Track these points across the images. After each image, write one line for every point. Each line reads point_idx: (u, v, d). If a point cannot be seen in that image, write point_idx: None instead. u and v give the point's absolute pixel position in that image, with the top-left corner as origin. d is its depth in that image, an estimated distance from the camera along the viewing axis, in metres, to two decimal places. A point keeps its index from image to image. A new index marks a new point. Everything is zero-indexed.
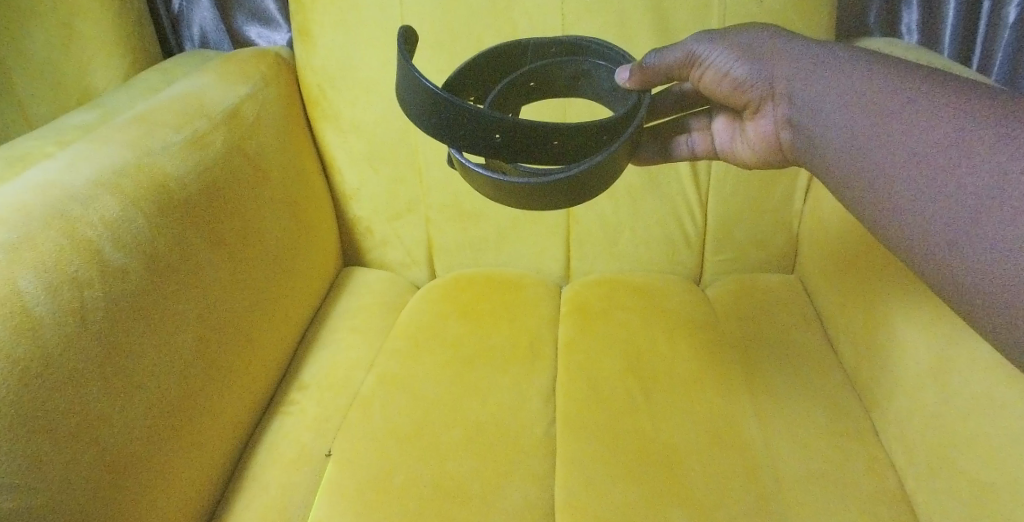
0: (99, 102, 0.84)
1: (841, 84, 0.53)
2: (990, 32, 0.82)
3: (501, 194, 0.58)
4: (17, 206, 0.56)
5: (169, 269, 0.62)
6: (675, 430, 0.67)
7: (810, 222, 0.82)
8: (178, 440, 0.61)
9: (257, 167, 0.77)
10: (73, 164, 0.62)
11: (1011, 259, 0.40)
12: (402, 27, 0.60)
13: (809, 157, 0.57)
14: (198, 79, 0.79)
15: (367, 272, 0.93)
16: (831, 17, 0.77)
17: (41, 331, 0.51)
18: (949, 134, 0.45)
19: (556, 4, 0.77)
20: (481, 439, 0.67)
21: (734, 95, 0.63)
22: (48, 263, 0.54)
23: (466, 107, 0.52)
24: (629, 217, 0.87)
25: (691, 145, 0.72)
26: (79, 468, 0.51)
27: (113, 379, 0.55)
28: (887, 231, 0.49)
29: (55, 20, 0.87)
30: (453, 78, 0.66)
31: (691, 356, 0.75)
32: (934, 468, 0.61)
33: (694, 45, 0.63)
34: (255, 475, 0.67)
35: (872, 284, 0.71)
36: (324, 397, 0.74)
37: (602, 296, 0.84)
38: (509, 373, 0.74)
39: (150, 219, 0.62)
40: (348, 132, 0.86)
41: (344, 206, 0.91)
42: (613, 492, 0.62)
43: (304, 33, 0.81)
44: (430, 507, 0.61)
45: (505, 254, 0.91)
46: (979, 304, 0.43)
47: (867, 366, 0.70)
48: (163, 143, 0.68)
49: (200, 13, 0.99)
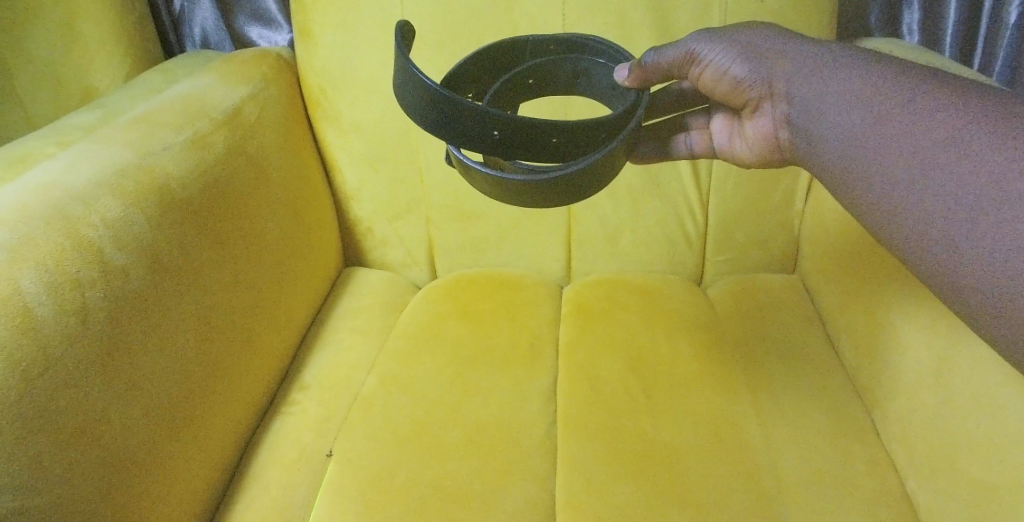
0: (100, 102, 0.84)
1: (840, 83, 0.53)
2: (991, 32, 0.82)
3: (499, 192, 0.58)
4: (18, 206, 0.56)
5: (169, 268, 0.63)
6: (675, 431, 0.67)
7: (811, 223, 0.82)
8: (179, 440, 0.61)
9: (258, 167, 0.77)
10: (73, 163, 0.62)
11: (1010, 259, 0.40)
12: (401, 24, 0.59)
13: (808, 156, 0.57)
14: (199, 79, 0.79)
15: (368, 272, 0.93)
16: (832, 17, 0.77)
17: (42, 331, 0.51)
18: (948, 134, 0.45)
19: (556, 4, 0.77)
20: (481, 439, 0.67)
21: (733, 94, 0.63)
22: (49, 263, 0.54)
23: (466, 105, 0.52)
24: (630, 217, 0.87)
25: (690, 144, 0.72)
26: (81, 468, 0.51)
27: (114, 379, 0.55)
28: (887, 230, 0.49)
29: (57, 21, 0.88)
30: (451, 75, 0.65)
31: (692, 356, 0.75)
32: (934, 469, 0.61)
33: (694, 43, 0.63)
34: (256, 475, 0.67)
35: (873, 284, 0.71)
36: (325, 397, 0.74)
37: (602, 296, 0.84)
38: (510, 373, 0.74)
39: (151, 218, 0.62)
40: (348, 133, 0.86)
41: (344, 207, 0.91)
42: (613, 493, 0.62)
43: (305, 33, 0.82)
44: (430, 506, 0.61)
45: (506, 254, 0.91)
46: (978, 304, 0.43)
47: (868, 366, 0.70)
48: (164, 144, 0.68)
49: (201, 13, 0.99)
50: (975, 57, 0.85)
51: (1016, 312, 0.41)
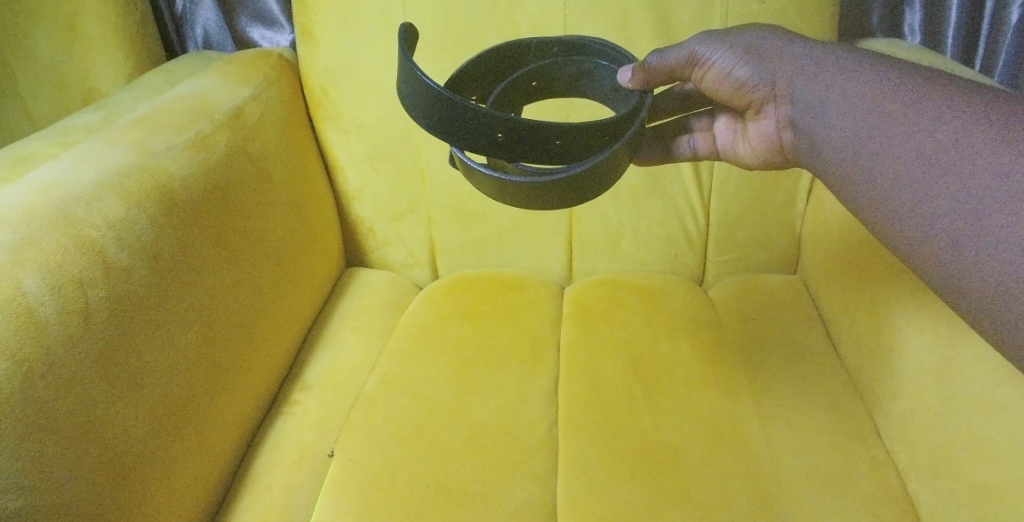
0: (103, 102, 0.84)
1: (843, 85, 0.53)
2: (993, 33, 0.82)
3: (502, 193, 0.58)
4: (21, 207, 0.57)
5: (172, 269, 0.63)
6: (676, 431, 0.67)
7: (813, 223, 0.82)
8: (182, 440, 0.61)
9: (261, 168, 0.77)
10: (76, 164, 0.63)
11: (1012, 260, 0.40)
12: (404, 26, 0.60)
13: (810, 157, 0.58)
14: (202, 80, 0.79)
15: (370, 272, 0.93)
16: (833, 18, 0.77)
17: (46, 332, 0.51)
18: (950, 135, 0.45)
19: (557, 5, 0.77)
20: (482, 439, 0.67)
21: (736, 95, 0.63)
22: (52, 263, 0.54)
23: (467, 106, 0.52)
24: (631, 218, 0.87)
25: (693, 146, 0.72)
26: (84, 467, 0.52)
27: (117, 379, 0.55)
28: (888, 231, 0.49)
29: (60, 21, 0.88)
30: (453, 79, 0.66)
31: (694, 356, 0.75)
32: (935, 469, 0.61)
33: (696, 45, 0.63)
34: (258, 475, 0.67)
35: (874, 284, 0.71)
36: (327, 398, 0.75)
37: (604, 296, 0.84)
38: (511, 373, 0.74)
39: (154, 219, 0.62)
40: (350, 133, 0.86)
41: (346, 207, 0.91)
42: (614, 493, 0.62)
43: (307, 34, 0.82)
44: (431, 506, 0.61)
45: (508, 254, 0.91)
46: (980, 305, 0.43)
47: (869, 366, 0.70)
48: (166, 145, 0.68)
49: (204, 14, 0.99)
50: (977, 57, 0.85)
51: (1018, 314, 0.41)
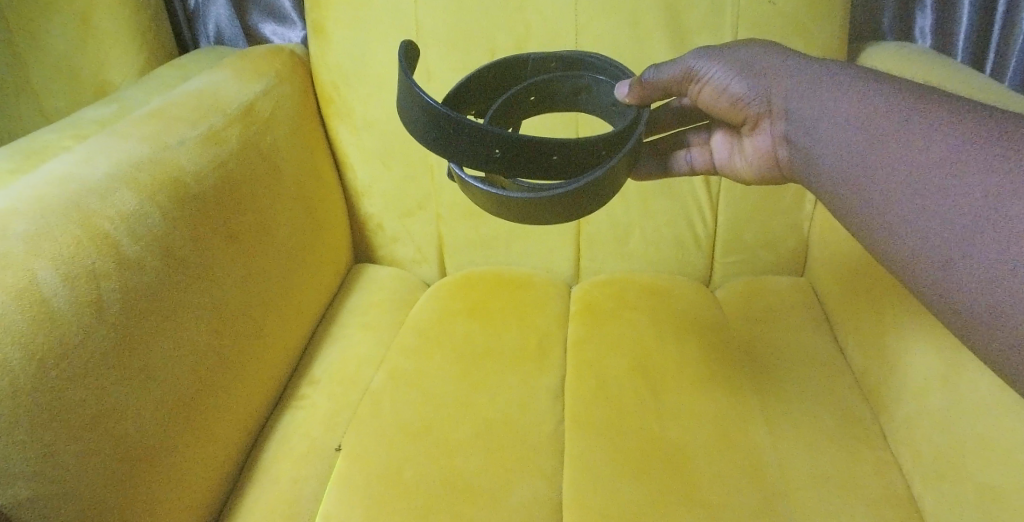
0: (114, 97, 0.84)
1: (837, 100, 0.53)
2: (1004, 36, 0.83)
3: (500, 207, 0.58)
4: (35, 198, 0.57)
5: (183, 266, 0.63)
6: (684, 430, 0.67)
7: (822, 226, 0.83)
8: (189, 433, 0.61)
9: (271, 163, 0.77)
10: (90, 157, 0.63)
11: (1007, 276, 0.41)
12: (403, 41, 0.61)
13: (806, 174, 0.58)
14: (214, 75, 0.80)
15: (379, 268, 0.94)
16: (843, 20, 0.77)
17: (60, 322, 0.52)
18: (941, 154, 0.45)
19: (569, 4, 0.77)
20: (490, 435, 0.68)
21: (733, 111, 0.63)
22: (65, 254, 0.54)
23: (467, 123, 0.52)
24: (639, 217, 0.87)
25: (691, 160, 0.72)
26: (94, 455, 0.52)
27: (127, 373, 0.56)
28: (884, 251, 0.49)
29: (76, 16, 0.89)
30: (452, 95, 0.66)
31: (699, 357, 0.75)
32: (941, 470, 0.61)
33: (693, 60, 0.63)
34: (265, 469, 0.68)
35: (883, 290, 0.71)
36: (335, 391, 0.75)
37: (613, 296, 0.84)
38: (519, 371, 0.75)
39: (165, 213, 0.63)
40: (361, 129, 0.86)
41: (356, 202, 0.92)
42: (620, 492, 0.62)
43: (320, 30, 0.82)
44: (437, 502, 0.62)
45: (516, 253, 0.91)
46: (976, 323, 0.43)
47: (877, 368, 0.71)
48: (180, 138, 0.68)
49: (217, 10, 1.00)
50: (988, 60, 0.85)
51: (1014, 330, 0.41)
